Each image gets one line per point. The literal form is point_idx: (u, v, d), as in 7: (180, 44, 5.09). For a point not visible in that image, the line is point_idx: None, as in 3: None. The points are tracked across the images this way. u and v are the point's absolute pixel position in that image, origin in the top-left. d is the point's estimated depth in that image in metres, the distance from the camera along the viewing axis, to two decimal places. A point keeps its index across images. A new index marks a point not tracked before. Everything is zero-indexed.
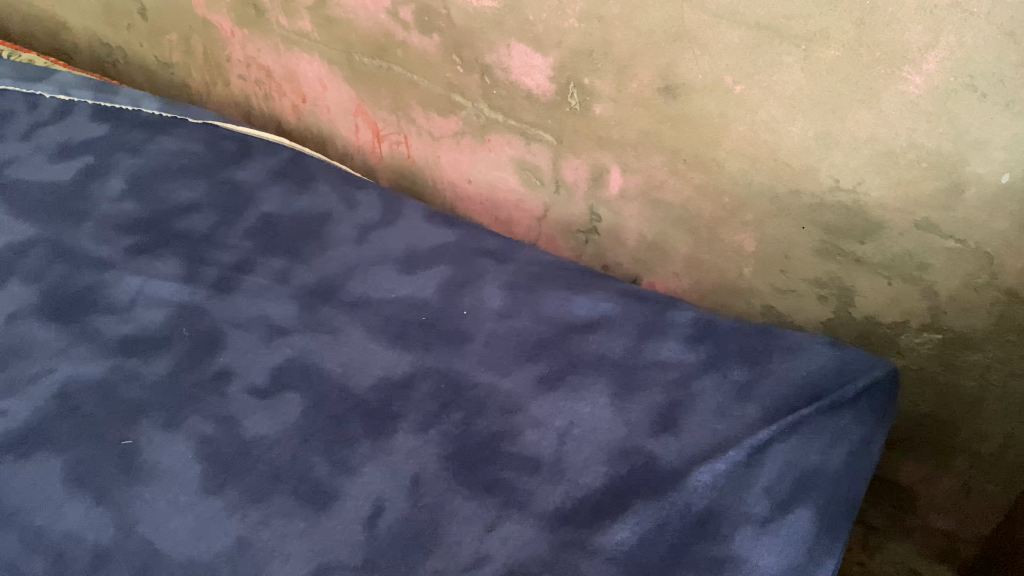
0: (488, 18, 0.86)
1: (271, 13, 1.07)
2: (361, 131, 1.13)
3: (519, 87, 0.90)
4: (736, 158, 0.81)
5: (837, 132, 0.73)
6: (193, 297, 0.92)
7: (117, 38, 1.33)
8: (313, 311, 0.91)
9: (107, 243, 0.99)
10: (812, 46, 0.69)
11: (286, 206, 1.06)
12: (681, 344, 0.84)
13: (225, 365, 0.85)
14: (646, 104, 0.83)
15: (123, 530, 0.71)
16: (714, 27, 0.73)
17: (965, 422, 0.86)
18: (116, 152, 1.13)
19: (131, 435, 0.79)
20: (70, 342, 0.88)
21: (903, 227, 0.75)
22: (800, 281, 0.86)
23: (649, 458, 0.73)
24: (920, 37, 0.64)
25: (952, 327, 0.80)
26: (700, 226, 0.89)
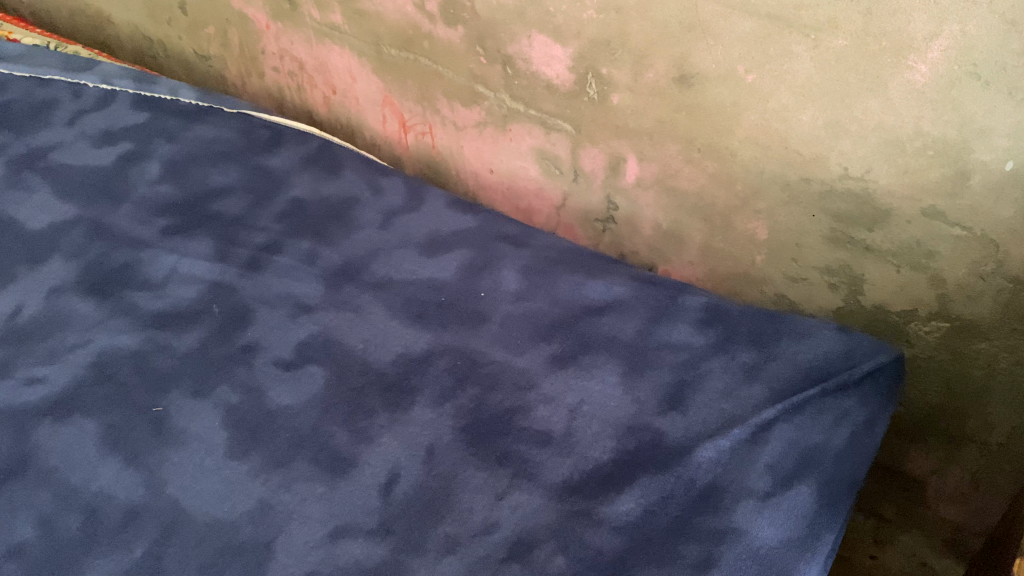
0: (510, 10, 0.89)
1: (304, 6, 1.11)
2: (388, 122, 1.16)
3: (540, 77, 0.93)
4: (748, 146, 0.83)
5: (846, 121, 0.75)
6: (224, 276, 0.96)
7: (158, 31, 1.38)
8: (338, 290, 0.94)
9: (144, 223, 1.04)
10: (820, 36, 0.71)
11: (314, 192, 1.10)
12: (692, 327, 0.86)
13: (253, 339, 0.89)
14: (661, 94, 0.85)
15: (152, 490, 0.75)
16: (726, 17, 0.75)
17: (973, 412, 0.88)
18: (154, 139, 1.18)
19: (161, 402, 0.83)
20: (107, 315, 0.92)
21: (910, 215, 0.77)
22: (811, 269, 0.88)
23: (656, 434, 0.75)
24: (924, 26, 0.66)
25: (959, 316, 0.81)
26: (714, 214, 0.91)
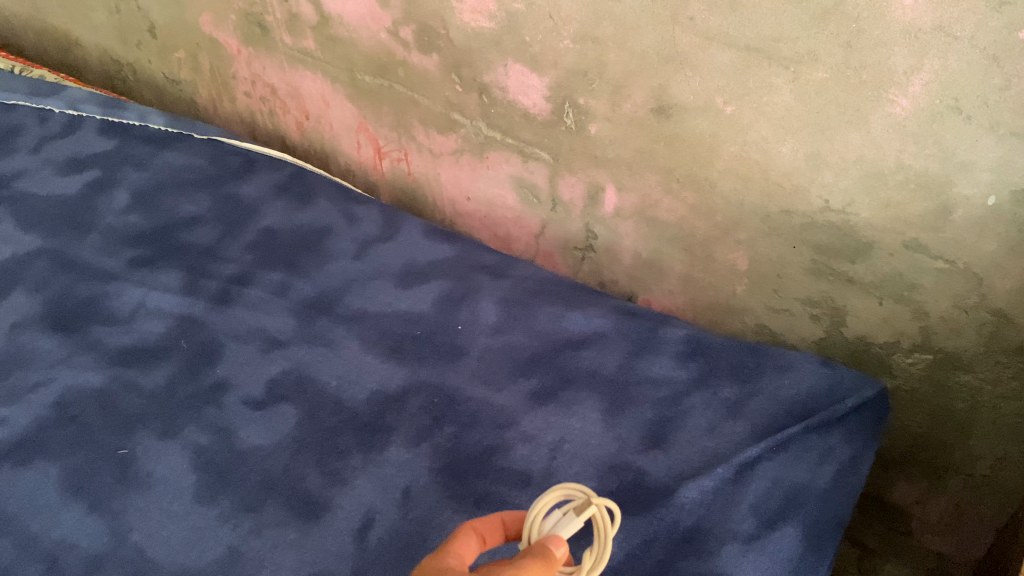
0: (486, 38, 0.88)
1: (275, 32, 1.08)
2: (362, 148, 1.14)
3: (517, 106, 0.92)
4: (728, 177, 0.81)
5: (827, 154, 0.74)
6: (193, 309, 0.94)
7: (126, 54, 1.35)
8: (311, 324, 0.92)
9: (111, 255, 1.01)
10: (800, 69, 0.70)
11: (287, 221, 1.07)
12: (673, 361, 0.84)
13: (222, 376, 0.86)
14: (640, 124, 0.84)
15: (116, 537, 0.72)
16: (704, 49, 0.74)
17: (957, 444, 0.87)
18: (122, 167, 1.15)
19: (127, 443, 0.80)
20: (71, 352, 0.89)
21: (893, 248, 0.76)
22: (793, 300, 0.87)
23: (639, 474, 0.73)
24: (906, 60, 0.65)
25: (942, 349, 0.80)
26: (694, 244, 0.90)
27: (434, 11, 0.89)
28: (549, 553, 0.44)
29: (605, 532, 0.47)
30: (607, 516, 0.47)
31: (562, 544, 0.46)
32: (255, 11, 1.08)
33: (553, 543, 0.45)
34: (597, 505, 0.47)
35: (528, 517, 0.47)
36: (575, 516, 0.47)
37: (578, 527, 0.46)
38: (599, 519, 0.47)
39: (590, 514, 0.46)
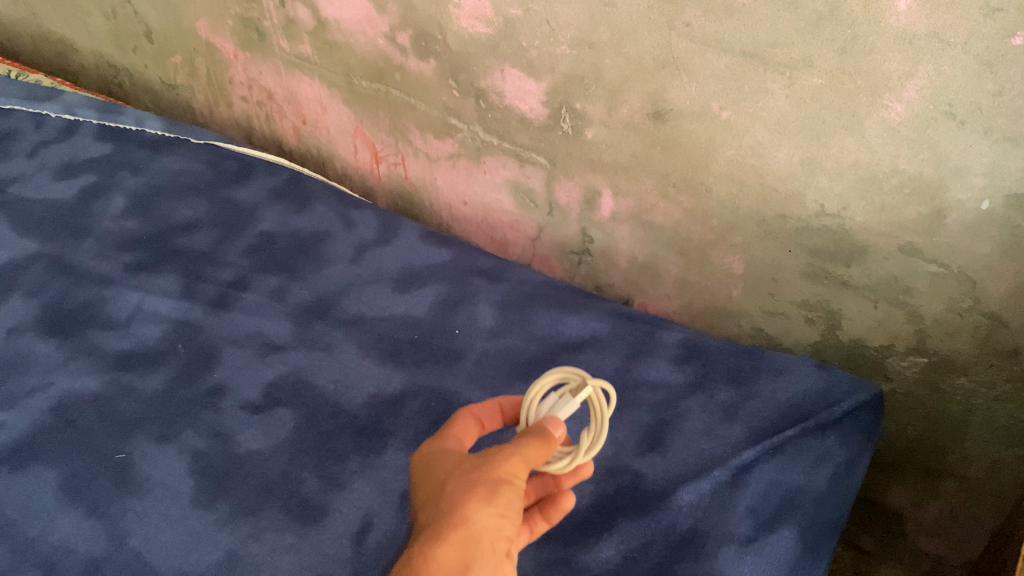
0: (483, 43, 0.88)
1: (272, 36, 1.08)
2: (359, 152, 1.14)
3: (513, 111, 0.92)
4: (724, 182, 0.82)
5: (822, 158, 0.74)
6: (190, 313, 0.94)
7: (123, 59, 1.35)
8: (308, 328, 0.92)
9: (107, 259, 1.01)
10: (795, 74, 0.70)
11: (284, 225, 1.07)
12: (670, 364, 0.85)
13: (220, 380, 0.86)
14: (636, 129, 0.84)
15: (114, 542, 0.72)
16: (700, 54, 0.74)
17: (952, 447, 0.87)
18: (119, 171, 1.15)
19: (124, 448, 0.80)
20: (68, 356, 0.89)
21: (887, 252, 0.77)
22: (789, 304, 0.87)
23: (636, 477, 0.74)
24: (900, 65, 0.65)
25: (937, 351, 0.81)
26: (690, 248, 0.90)
27: (431, 17, 0.90)
28: (548, 433, 0.50)
29: (600, 412, 0.53)
30: (602, 398, 0.53)
31: (560, 423, 0.52)
32: (252, 16, 1.08)
33: (553, 424, 0.51)
34: (592, 387, 0.53)
35: (525, 400, 0.54)
36: (571, 397, 0.53)
37: (574, 407, 0.52)
38: (594, 401, 0.53)
39: (585, 395, 0.53)
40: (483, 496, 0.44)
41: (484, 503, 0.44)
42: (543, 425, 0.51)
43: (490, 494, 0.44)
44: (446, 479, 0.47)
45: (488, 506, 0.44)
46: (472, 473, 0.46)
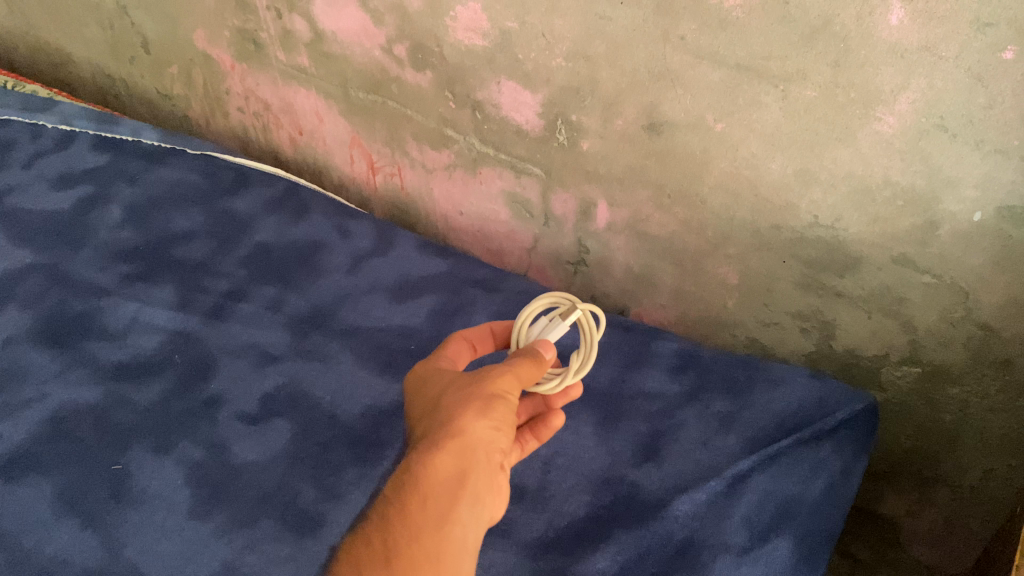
0: (479, 55, 0.89)
1: (269, 48, 1.09)
2: (356, 163, 1.15)
3: (510, 122, 0.93)
4: (719, 193, 0.83)
5: (816, 170, 0.75)
6: (187, 324, 0.94)
7: (119, 70, 1.35)
8: (305, 339, 0.92)
9: (104, 270, 1.01)
10: (789, 87, 0.71)
11: (281, 236, 1.08)
12: (665, 374, 0.85)
13: (216, 391, 0.86)
14: (632, 140, 0.85)
15: (110, 553, 0.72)
16: (695, 67, 0.75)
17: (946, 456, 0.88)
18: (115, 182, 1.16)
19: (121, 459, 0.80)
20: (64, 367, 0.89)
21: (881, 262, 0.77)
22: (783, 314, 0.88)
23: (632, 487, 0.74)
24: (892, 78, 0.66)
25: (931, 361, 0.81)
26: (685, 258, 0.91)
27: (428, 29, 0.90)
28: (539, 354, 0.60)
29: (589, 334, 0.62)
30: (590, 320, 0.62)
31: (550, 345, 0.61)
32: (249, 27, 1.08)
33: (545, 347, 0.61)
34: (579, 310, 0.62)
35: (519, 324, 0.64)
36: (560, 321, 0.62)
37: (562, 328, 0.62)
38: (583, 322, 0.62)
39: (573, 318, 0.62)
40: (478, 411, 0.54)
41: (477, 417, 0.54)
42: (536, 347, 0.61)
43: (484, 409, 0.55)
44: (443, 395, 0.57)
45: (481, 419, 0.54)
46: (467, 391, 0.56)
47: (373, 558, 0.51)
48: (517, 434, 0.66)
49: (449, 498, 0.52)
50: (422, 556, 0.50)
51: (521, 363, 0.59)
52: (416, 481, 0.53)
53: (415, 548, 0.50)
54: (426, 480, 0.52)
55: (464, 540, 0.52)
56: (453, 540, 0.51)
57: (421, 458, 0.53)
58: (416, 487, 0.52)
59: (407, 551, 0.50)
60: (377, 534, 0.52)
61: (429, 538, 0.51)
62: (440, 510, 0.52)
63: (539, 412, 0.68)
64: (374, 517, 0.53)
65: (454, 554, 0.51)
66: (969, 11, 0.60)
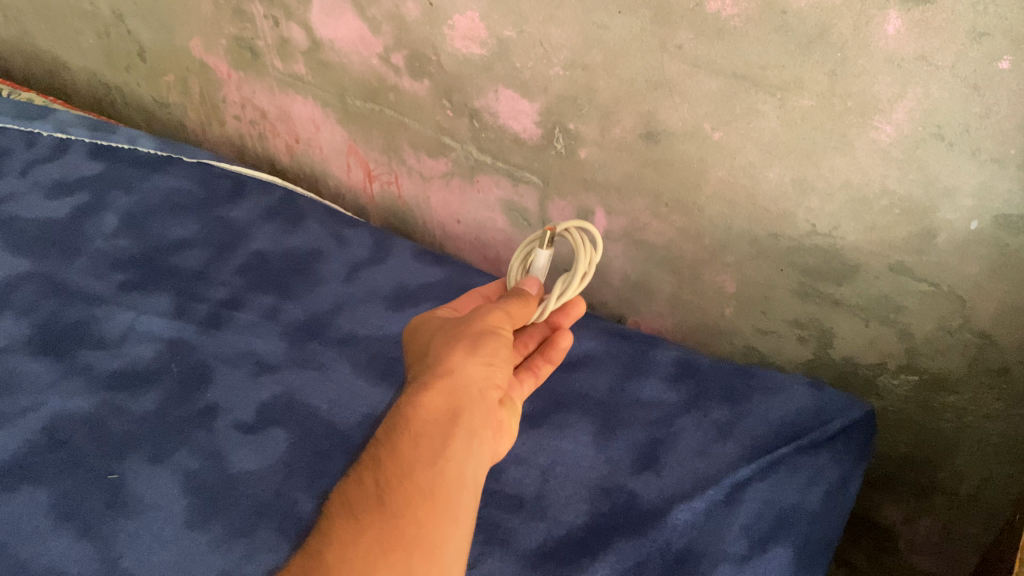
0: (477, 64, 0.89)
1: (266, 56, 1.09)
2: (353, 171, 1.15)
3: (507, 130, 0.93)
4: (716, 202, 0.83)
5: (813, 178, 0.75)
6: (183, 332, 0.93)
7: (115, 77, 1.35)
8: (302, 347, 0.92)
9: (100, 278, 1.00)
10: (786, 96, 0.71)
11: (277, 244, 1.07)
12: (663, 383, 0.85)
13: (213, 400, 0.86)
14: (629, 149, 0.85)
15: (106, 564, 0.72)
16: (692, 76, 0.75)
17: (943, 464, 0.88)
18: (111, 190, 1.15)
19: (117, 468, 0.79)
20: (60, 376, 0.88)
21: (878, 270, 0.77)
22: (781, 322, 0.88)
23: (630, 496, 0.74)
24: (889, 88, 0.66)
25: (928, 369, 0.81)
26: (682, 267, 0.91)
27: (425, 38, 0.90)
28: (526, 292, 0.68)
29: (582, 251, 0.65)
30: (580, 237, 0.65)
31: (536, 282, 0.69)
32: (246, 36, 1.08)
33: (530, 285, 0.69)
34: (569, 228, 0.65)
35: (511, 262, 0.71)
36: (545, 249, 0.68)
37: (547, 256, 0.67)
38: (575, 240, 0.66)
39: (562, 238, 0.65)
40: (466, 352, 0.61)
41: (466, 359, 0.61)
42: (523, 286, 0.69)
43: (472, 350, 0.62)
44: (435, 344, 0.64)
45: (470, 359, 0.61)
46: (456, 339, 0.63)
47: (366, 493, 0.55)
48: (530, 360, 0.73)
49: (440, 434, 0.57)
50: (415, 488, 0.54)
51: (511, 302, 0.66)
52: (409, 422, 0.58)
53: (408, 484, 0.55)
54: (417, 419, 0.58)
55: (457, 473, 0.56)
56: (447, 472, 0.55)
57: (412, 399, 0.59)
58: (408, 426, 0.58)
59: (401, 484, 0.55)
60: (369, 474, 0.57)
61: (422, 470, 0.55)
62: (431, 445, 0.57)
63: (546, 337, 0.76)
64: (366, 460, 0.59)
65: (448, 486, 0.55)
66: (966, 21, 0.60)
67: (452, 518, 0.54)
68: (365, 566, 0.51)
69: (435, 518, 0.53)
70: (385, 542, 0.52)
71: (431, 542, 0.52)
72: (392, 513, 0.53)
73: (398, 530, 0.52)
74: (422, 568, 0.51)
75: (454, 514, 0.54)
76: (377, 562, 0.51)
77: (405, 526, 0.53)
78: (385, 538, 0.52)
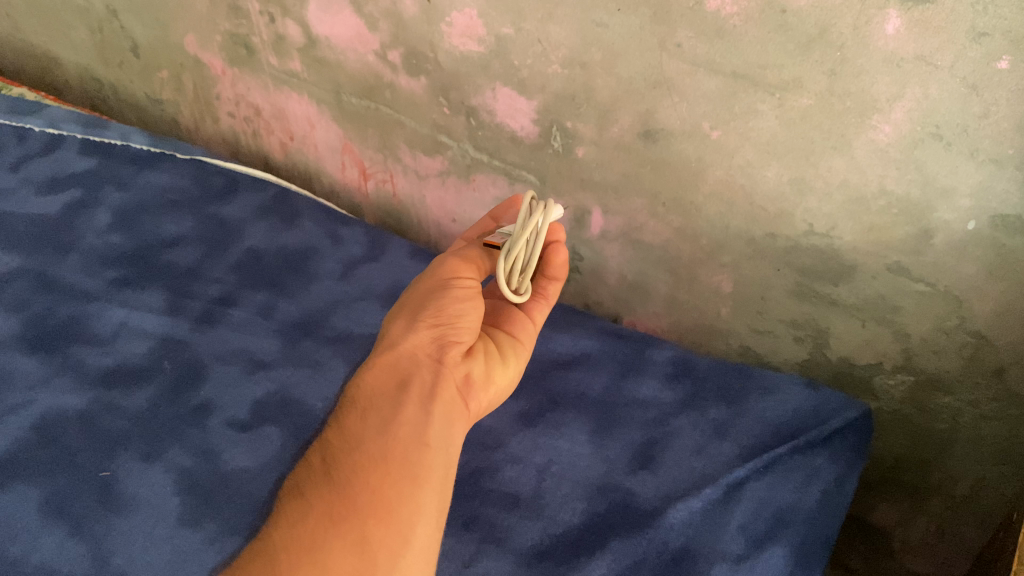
0: (475, 62, 0.89)
1: (261, 53, 1.08)
2: (347, 169, 1.14)
3: (504, 129, 0.93)
4: (713, 201, 0.83)
5: (811, 178, 0.75)
6: (176, 330, 0.92)
7: (108, 73, 1.34)
8: (296, 345, 0.91)
9: (92, 275, 0.99)
10: (785, 95, 0.71)
11: (271, 242, 1.07)
12: (660, 383, 0.85)
13: (207, 398, 0.85)
14: (627, 148, 0.85)
15: (98, 562, 0.71)
16: (691, 75, 0.75)
17: (938, 464, 0.88)
18: (104, 186, 1.14)
19: (109, 466, 0.78)
20: (51, 373, 0.88)
21: (875, 271, 0.77)
22: (777, 322, 0.88)
23: (627, 495, 0.74)
24: (888, 88, 0.66)
25: (924, 370, 0.81)
26: (679, 266, 0.91)
27: (422, 35, 0.90)
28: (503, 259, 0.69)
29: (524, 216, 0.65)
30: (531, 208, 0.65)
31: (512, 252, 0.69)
32: (241, 32, 1.07)
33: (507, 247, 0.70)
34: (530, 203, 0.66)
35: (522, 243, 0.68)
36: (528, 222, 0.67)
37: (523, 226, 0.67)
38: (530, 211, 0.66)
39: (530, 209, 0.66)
40: (410, 324, 0.67)
41: (408, 331, 0.67)
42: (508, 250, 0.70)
43: (415, 320, 0.68)
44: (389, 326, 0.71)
45: (414, 329, 0.67)
46: (403, 314, 0.69)
47: (316, 474, 0.61)
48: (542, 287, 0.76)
49: (389, 404, 0.63)
50: (366, 457, 0.60)
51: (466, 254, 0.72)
52: (360, 402, 0.65)
53: (359, 455, 0.60)
54: (366, 397, 0.65)
55: (410, 435, 0.61)
56: (398, 436, 0.61)
57: (360, 381, 0.66)
58: (359, 406, 0.64)
59: (349, 458, 0.60)
60: (321, 457, 0.62)
61: (371, 442, 0.61)
62: (379, 417, 0.63)
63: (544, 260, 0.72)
64: (320, 446, 0.64)
65: (399, 450, 0.60)
66: (965, 21, 0.60)
67: (408, 477, 0.58)
68: (313, 537, 0.55)
69: (387, 482, 0.58)
70: (336, 515, 0.56)
71: (383, 505, 0.57)
72: (341, 486, 0.58)
73: (348, 498, 0.57)
74: (374, 529, 0.55)
75: (408, 472, 0.59)
76: (327, 530, 0.55)
77: (356, 493, 0.57)
78: (334, 510, 0.57)
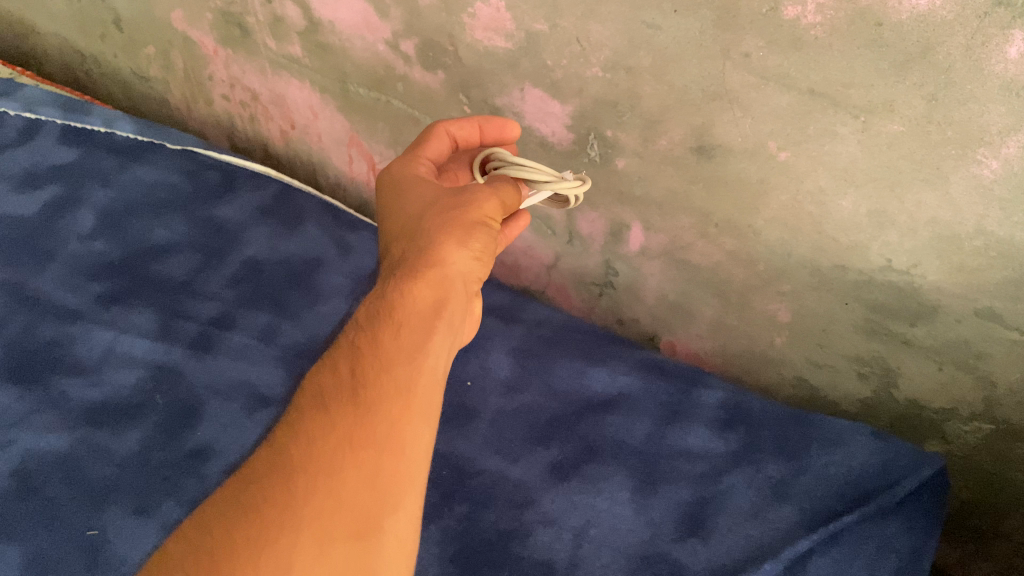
0: (501, 59, 0.77)
1: (256, 34, 0.96)
2: (355, 163, 1.04)
3: (533, 133, 0.82)
4: (775, 227, 0.73)
5: (894, 212, 0.65)
6: (169, 357, 0.84)
7: (89, 45, 1.22)
8: (302, 376, 0.82)
9: (76, 289, 0.90)
10: (872, 119, 0.61)
11: (272, 251, 0.97)
12: (708, 430, 0.76)
13: (204, 441, 0.77)
14: (676, 163, 0.74)
15: None
16: (759, 89, 0.64)
17: (1011, 513, 0.80)
18: (87, 181, 1.04)
19: (97, 523, 0.70)
20: (31, 409, 0.79)
21: (961, 314, 0.68)
22: (839, 356, 0.78)
23: (675, 568, 0.65)
24: (1001, 118, 0.55)
25: (1007, 420, 0.73)
26: (729, 291, 0.81)
27: (440, 26, 0.79)
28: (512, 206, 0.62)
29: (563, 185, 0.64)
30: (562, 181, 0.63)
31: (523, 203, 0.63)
32: (234, 10, 0.96)
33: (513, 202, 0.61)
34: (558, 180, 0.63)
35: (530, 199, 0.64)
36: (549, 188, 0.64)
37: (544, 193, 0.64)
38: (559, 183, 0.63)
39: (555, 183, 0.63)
40: (459, 240, 0.56)
41: (455, 245, 0.56)
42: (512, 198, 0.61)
43: (465, 238, 0.56)
44: (422, 219, 0.58)
45: (461, 248, 0.56)
46: (450, 221, 0.57)
47: (337, 387, 0.49)
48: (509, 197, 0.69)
49: (423, 327, 0.52)
50: (394, 383, 0.49)
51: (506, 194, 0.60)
52: (393, 313, 0.53)
53: (386, 377, 0.49)
54: (401, 307, 0.53)
55: (433, 370, 0.51)
56: (426, 368, 0.50)
57: (398, 288, 0.54)
58: (392, 318, 0.52)
59: (376, 378, 0.49)
60: (345, 367, 0.50)
61: (397, 364, 0.50)
62: (412, 340, 0.51)
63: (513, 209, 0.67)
64: (343, 350, 0.52)
65: (423, 383, 0.50)
66: None
67: (426, 418, 0.48)
68: (328, 460, 0.45)
69: (408, 417, 0.48)
70: (353, 439, 0.46)
71: (400, 442, 0.46)
72: (364, 408, 0.47)
73: (367, 423, 0.47)
74: (388, 464, 0.45)
75: (428, 415, 0.49)
76: (343, 454, 0.45)
77: (378, 422, 0.47)
78: (353, 433, 0.46)
